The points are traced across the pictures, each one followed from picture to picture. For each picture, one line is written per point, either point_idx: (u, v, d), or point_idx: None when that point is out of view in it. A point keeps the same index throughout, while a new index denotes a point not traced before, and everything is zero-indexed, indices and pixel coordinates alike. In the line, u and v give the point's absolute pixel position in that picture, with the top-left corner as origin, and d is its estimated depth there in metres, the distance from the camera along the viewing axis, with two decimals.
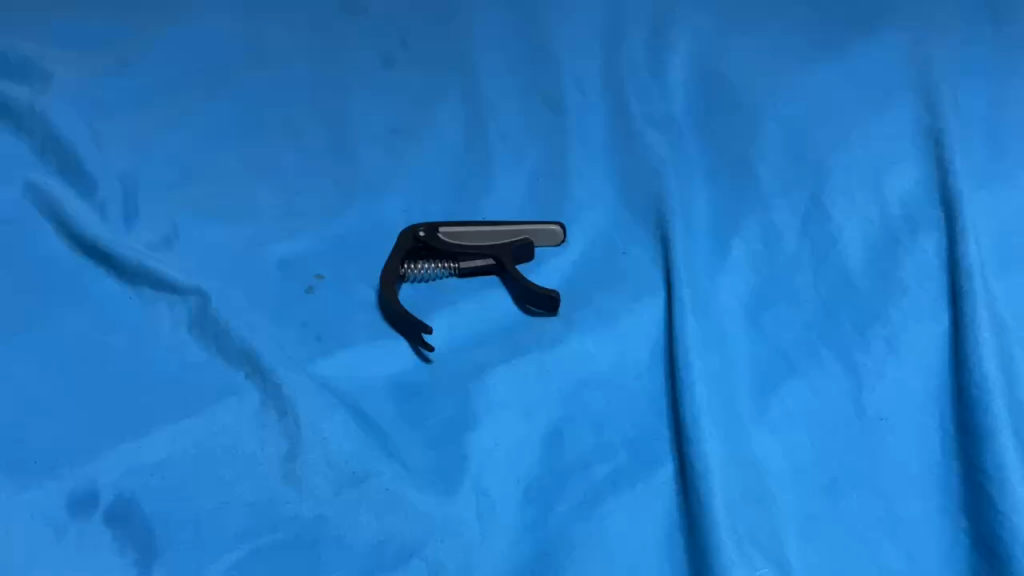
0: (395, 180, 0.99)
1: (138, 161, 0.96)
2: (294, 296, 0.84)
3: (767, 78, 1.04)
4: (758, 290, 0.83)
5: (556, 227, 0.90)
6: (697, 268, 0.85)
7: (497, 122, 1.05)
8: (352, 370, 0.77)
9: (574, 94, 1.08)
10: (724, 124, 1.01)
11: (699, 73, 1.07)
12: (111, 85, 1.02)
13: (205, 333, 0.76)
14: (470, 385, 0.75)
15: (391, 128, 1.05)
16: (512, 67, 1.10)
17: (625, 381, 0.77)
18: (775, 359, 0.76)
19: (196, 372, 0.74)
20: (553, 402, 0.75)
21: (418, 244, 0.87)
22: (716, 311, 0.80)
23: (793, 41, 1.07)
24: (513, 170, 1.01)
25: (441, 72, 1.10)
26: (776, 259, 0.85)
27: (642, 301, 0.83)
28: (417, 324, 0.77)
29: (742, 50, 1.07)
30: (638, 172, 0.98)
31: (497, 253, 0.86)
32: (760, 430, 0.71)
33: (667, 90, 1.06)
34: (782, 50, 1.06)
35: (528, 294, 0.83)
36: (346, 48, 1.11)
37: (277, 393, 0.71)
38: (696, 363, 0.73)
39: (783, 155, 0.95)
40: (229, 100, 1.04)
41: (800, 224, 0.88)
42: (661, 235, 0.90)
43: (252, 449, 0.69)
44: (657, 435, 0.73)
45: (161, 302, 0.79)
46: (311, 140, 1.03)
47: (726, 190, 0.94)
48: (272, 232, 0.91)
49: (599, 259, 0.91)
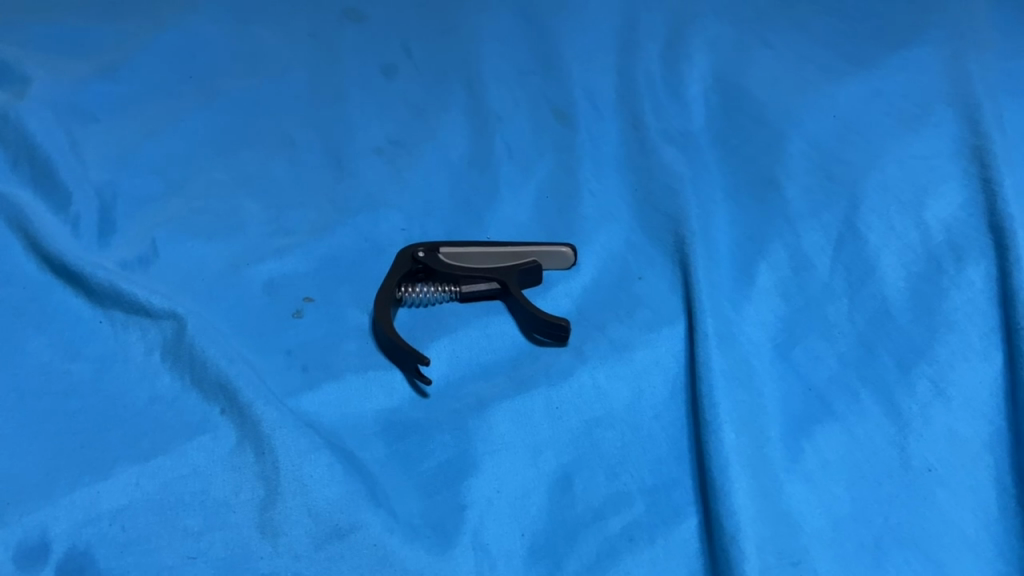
0: (394, 197, 0.93)
1: (118, 173, 0.90)
2: (279, 321, 0.77)
3: (792, 93, 0.97)
4: (787, 321, 0.76)
5: (567, 249, 0.83)
6: (721, 295, 0.78)
7: (504, 136, 0.99)
8: (340, 406, 0.69)
9: (586, 107, 1.01)
10: (747, 141, 0.94)
11: (719, 86, 1.00)
12: (95, 93, 0.96)
13: (180, 362, 0.69)
14: (469, 422, 0.68)
15: (391, 141, 0.98)
16: (520, 80, 1.05)
17: (642, 420, 0.69)
18: (809, 399, 0.69)
19: (167, 405, 0.67)
20: (563, 444, 0.68)
21: (416, 267, 0.80)
22: (742, 343, 0.73)
23: (817, 61, 1.01)
24: (520, 187, 0.95)
25: (444, 83, 1.04)
26: (806, 288, 0.78)
27: (660, 332, 0.76)
28: (413, 354, 0.70)
29: (764, 66, 1.01)
30: (654, 190, 0.91)
31: (501, 276, 0.80)
32: (794, 482, 0.64)
33: (685, 104, 0.99)
34: (806, 68, 1.00)
35: (536, 323, 0.76)
36: (345, 58, 1.05)
37: (255, 431, 0.64)
38: (723, 404, 0.65)
39: (812, 174, 0.89)
40: (219, 109, 0.98)
41: (833, 250, 0.81)
42: (680, 258, 0.83)
43: (224, 495, 0.61)
44: (678, 484, 0.65)
45: (133, 327, 0.72)
46: (305, 152, 0.96)
47: (750, 211, 0.87)
48: (259, 251, 0.84)
49: (613, 283, 0.84)
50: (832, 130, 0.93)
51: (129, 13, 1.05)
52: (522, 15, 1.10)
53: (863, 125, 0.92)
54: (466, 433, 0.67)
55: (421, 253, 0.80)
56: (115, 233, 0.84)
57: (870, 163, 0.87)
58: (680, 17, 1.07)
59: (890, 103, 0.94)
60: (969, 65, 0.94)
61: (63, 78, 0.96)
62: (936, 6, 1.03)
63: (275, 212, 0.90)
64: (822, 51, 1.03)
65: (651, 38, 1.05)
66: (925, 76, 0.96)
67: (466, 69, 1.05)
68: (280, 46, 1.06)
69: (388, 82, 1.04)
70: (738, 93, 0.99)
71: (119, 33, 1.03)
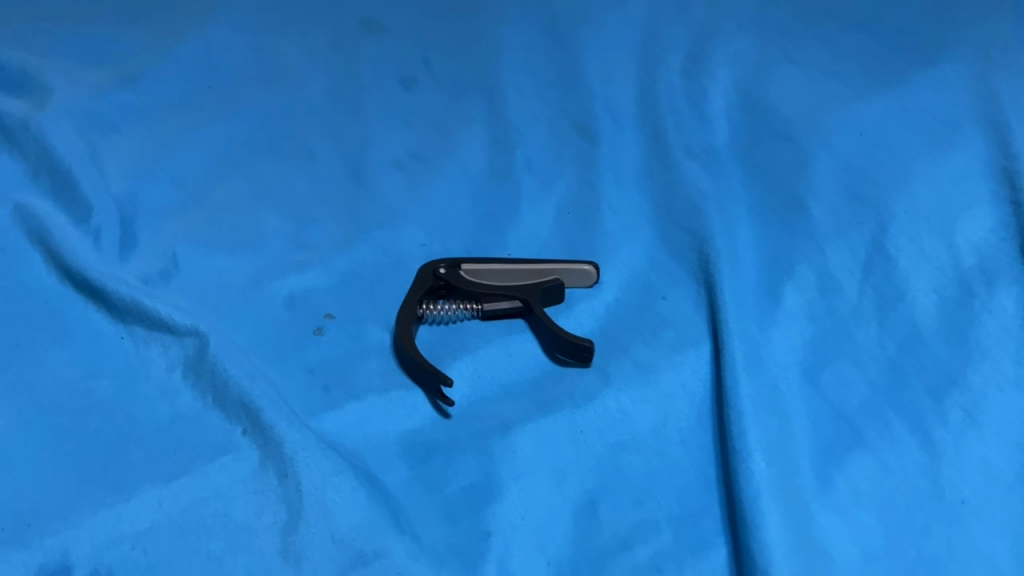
0: (414, 211, 0.92)
1: (139, 185, 0.89)
2: (300, 338, 0.76)
3: (817, 109, 0.96)
4: (815, 345, 0.75)
5: (590, 267, 0.82)
6: (748, 317, 0.77)
7: (525, 150, 0.98)
8: (362, 426, 0.69)
9: (607, 122, 1.00)
10: (771, 158, 0.93)
11: (743, 100, 0.99)
12: (115, 104, 0.96)
13: (201, 380, 0.68)
14: (492, 445, 0.67)
15: (412, 154, 0.98)
16: (540, 93, 1.04)
17: (669, 445, 0.68)
18: (838, 427, 0.69)
19: (189, 424, 0.66)
20: (588, 469, 0.67)
21: (438, 284, 0.79)
22: (770, 367, 0.72)
23: (841, 76, 1.00)
24: (542, 201, 0.94)
25: (464, 96, 1.03)
26: (835, 312, 0.77)
27: (686, 354, 0.76)
28: (436, 375, 0.69)
29: (787, 80, 1.00)
30: (677, 207, 0.90)
31: (524, 295, 0.78)
32: (826, 512, 0.63)
33: (708, 118, 0.98)
34: (830, 83, 0.99)
35: (559, 342, 0.75)
36: (365, 69, 1.05)
37: (277, 453, 0.63)
38: (753, 432, 0.65)
39: (838, 193, 0.87)
40: (239, 121, 0.98)
41: (862, 272, 0.80)
42: (705, 278, 0.82)
43: (247, 518, 0.61)
44: (706, 513, 0.64)
45: (154, 343, 0.71)
46: (325, 164, 0.95)
47: (775, 230, 0.86)
48: (280, 265, 0.84)
49: (636, 301, 0.83)
50: (859, 147, 0.91)
51: (149, 22, 1.05)
52: (542, 25, 1.09)
53: (890, 142, 0.91)
54: (489, 456, 0.67)
55: (443, 270, 0.79)
56: (135, 246, 0.84)
57: (898, 183, 0.86)
58: (702, 29, 1.06)
59: (917, 120, 0.93)
60: (998, 82, 0.93)
61: (84, 88, 0.96)
62: (963, 21, 1.02)
63: (296, 225, 0.89)
64: (847, 66, 1.01)
65: (673, 51, 1.04)
66: (952, 94, 0.95)
67: (486, 81, 1.04)
68: (300, 57, 1.05)
69: (408, 94, 1.03)
70: (762, 108, 0.97)
71: (140, 42, 1.02)
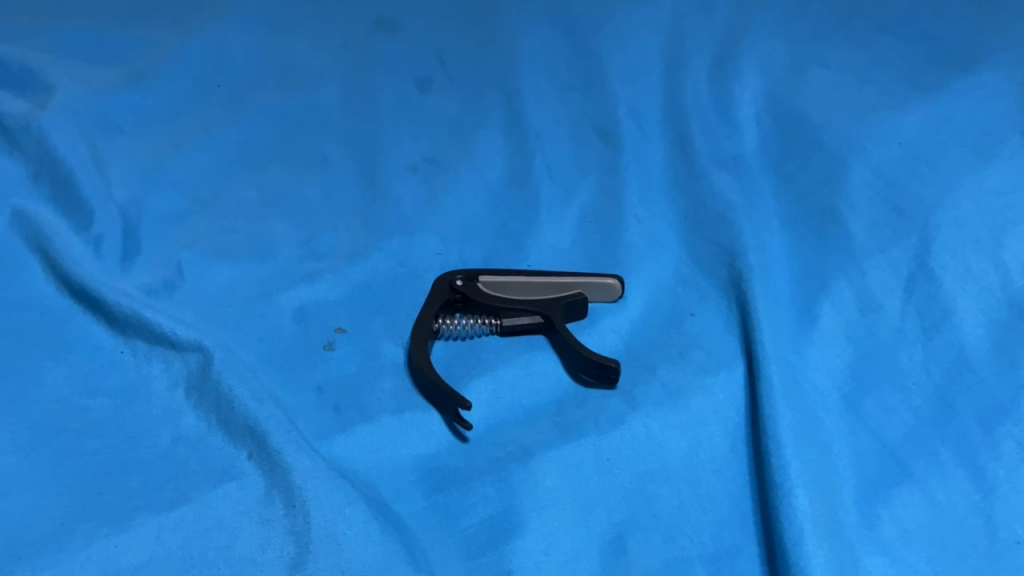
0: (430, 219, 0.88)
1: (143, 189, 0.86)
2: (309, 353, 0.72)
3: (851, 117, 0.92)
4: (855, 369, 0.71)
5: (615, 280, 0.77)
6: (783, 337, 0.73)
7: (545, 156, 0.94)
8: (375, 451, 0.65)
9: (631, 127, 0.96)
10: (804, 167, 0.89)
11: (774, 106, 0.94)
12: (120, 103, 0.92)
13: (205, 400, 0.65)
14: (513, 474, 0.64)
15: (427, 159, 0.94)
16: (561, 96, 0.99)
17: (701, 475, 0.65)
18: (882, 458, 0.65)
19: (191, 448, 0.62)
20: (615, 501, 0.63)
21: (455, 297, 0.75)
22: (809, 394, 0.68)
23: (877, 82, 0.96)
24: (563, 210, 0.89)
25: (482, 99, 0.99)
26: (875, 333, 0.73)
27: (717, 376, 0.71)
28: (453, 397, 0.65)
29: (820, 86, 0.95)
30: (705, 218, 0.86)
31: (545, 310, 0.74)
32: (871, 553, 0.59)
33: (737, 124, 0.94)
34: (865, 90, 0.95)
35: (583, 362, 0.71)
36: (379, 70, 1.01)
37: (284, 480, 0.59)
38: (794, 467, 0.62)
39: (876, 206, 0.83)
40: (247, 123, 0.94)
41: (904, 291, 0.76)
42: (736, 295, 0.78)
43: (251, 551, 0.57)
44: (743, 551, 0.61)
45: (156, 359, 0.68)
46: (336, 169, 0.92)
47: (810, 244, 0.82)
48: (289, 276, 0.80)
49: (663, 318, 0.78)
50: (897, 158, 0.87)
51: (157, 19, 1.01)
52: (563, 25, 1.05)
53: (930, 153, 0.87)
54: (511, 486, 0.63)
55: (460, 282, 0.75)
56: (139, 254, 0.80)
57: (941, 197, 0.82)
58: (730, 31, 1.01)
59: (958, 130, 0.89)
60: None
61: (89, 87, 0.92)
62: (1003, 26, 0.98)
63: (306, 233, 0.85)
64: (883, 71, 0.97)
65: (700, 53, 1.00)
66: (996, 103, 0.90)
67: (504, 83, 1.00)
68: (312, 56, 1.01)
69: (424, 96, 0.99)
70: (795, 115, 0.93)
71: (147, 40, 0.99)
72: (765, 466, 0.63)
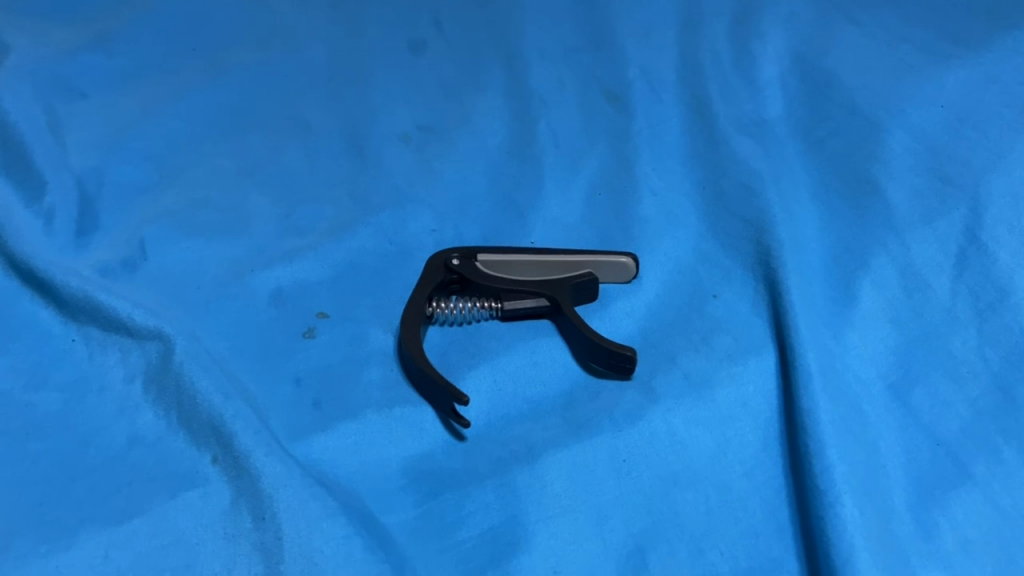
0: (423, 191, 0.80)
1: (106, 159, 0.77)
2: (286, 340, 0.64)
3: (888, 76, 0.83)
4: (901, 357, 0.63)
5: (628, 258, 0.69)
6: (819, 320, 0.65)
7: (549, 122, 0.85)
8: (360, 452, 0.57)
9: (643, 90, 0.87)
10: (837, 131, 0.80)
11: (802, 64, 0.85)
12: (82, 65, 0.84)
13: (164, 395, 0.57)
14: (518, 478, 0.56)
15: (420, 126, 0.85)
16: (566, 57, 0.91)
17: (730, 478, 0.57)
18: (937, 458, 0.57)
19: (147, 450, 0.55)
20: (634, 508, 0.55)
21: (451, 278, 0.67)
22: (851, 385, 0.61)
23: (916, 37, 0.86)
24: (569, 180, 0.81)
25: (480, 61, 0.90)
26: (923, 316, 0.65)
27: (746, 364, 0.63)
28: (448, 391, 0.57)
29: (852, 43, 0.86)
30: (727, 188, 0.78)
31: (552, 292, 0.66)
32: (929, 568, 0.52)
33: (760, 87, 0.85)
34: (903, 46, 0.86)
35: (594, 350, 0.62)
36: (367, 29, 0.92)
37: (253, 488, 0.52)
38: (841, 470, 0.54)
39: (919, 174, 0.75)
40: (222, 87, 0.85)
41: (954, 268, 0.68)
42: (765, 273, 0.70)
43: (214, 571, 0.50)
44: (781, 567, 0.53)
45: (111, 348, 0.60)
46: (320, 137, 0.83)
47: (845, 217, 0.74)
48: (266, 254, 0.72)
49: (682, 300, 0.70)
50: (940, 120, 0.78)
51: None
52: None
53: (978, 115, 0.78)
54: (514, 492, 0.55)
55: (456, 261, 0.67)
56: (99, 232, 0.72)
57: (993, 164, 0.74)
58: None
59: (1009, 89, 0.80)
60: None
61: (48, 47, 0.84)
62: None
63: (286, 207, 0.77)
64: (921, 25, 0.88)
65: (719, 8, 0.91)
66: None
67: (505, 44, 0.91)
68: (294, 14, 0.92)
69: (417, 59, 0.90)
70: (825, 74, 0.84)
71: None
72: (806, 469, 0.55)
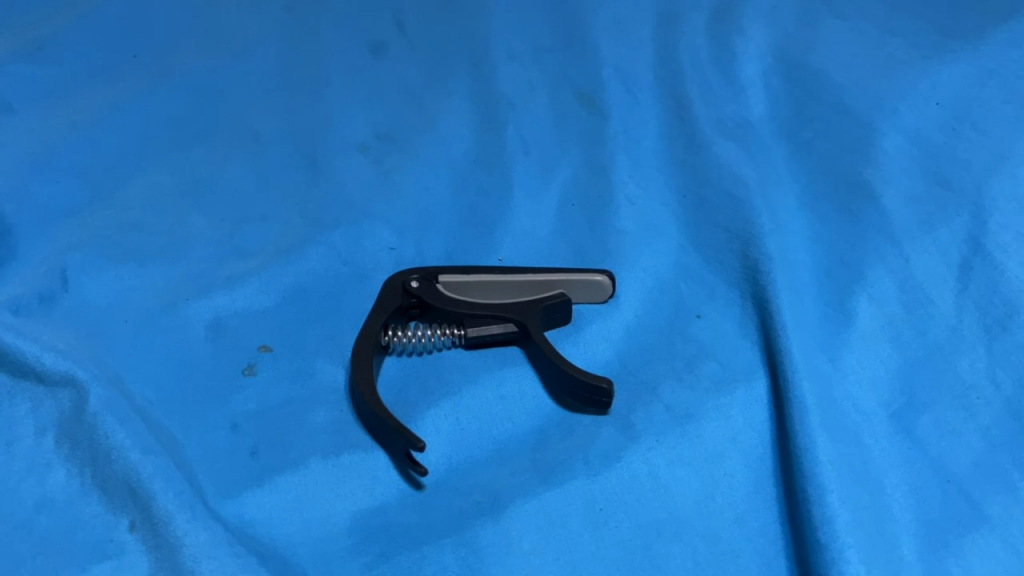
0: (382, 206, 0.73)
1: (30, 180, 0.71)
2: (224, 379, 0.57)
3: (880, 71, 0.77)
4: (904, 381, 0.57)
5: (605, 277, 0.63)
6: (813, 343, 0.59)
7: (518, 128, 0.79)
8: (301, 509, 0.51)
9: (619, 91, 0.81)
10: (827, 133, 0.74)
11: (788, 58, 0.79)
12: (8, 77, 0.77)
13: (78, 451, 0.51)
14: (481, 535, 0.51)
15: (378, 135, 0.78)
16: (535, 55, 0.84)
17: (719, 527, 0.52)
18: (947, 497, 0.52)
19: (57, 515, 0.49)
20: (612, 564, 0.50)
21: (409, 302, 0.60)
22: (850, 415, 0.55)
23: (909, 27, 0.80)
24: (540, 191, 0.75)
25: (443, 62, 0.83)
26: (927, 334, 0.60)
27: (734, 394, 0.58)
28: (403, 437, 0.51)
29: (841, 36, 0.80)
30: (710, 197, 0.72)
31: (521, 316, 0.60)
32: None
33: (744, 83, 0.79)
34: (896, 37, 0.80)
35: (568, 382, 0.56)
36: (319, 28, 0.85)
37: (174, 558, 0.48)
38: (844, 518, 0.48)
39: (915, 177, 0.69)
40: (162, 96, 0.78)
41: (957, 280, 0.62)
42: (753, 290, 0.64)
43: None
44: None
45: (22, 398, 0.53)
46: (269, 149, 0.76)
47: (839, 224, 0.68)
48: (205, 281, 0.65)
49: (663, 320, 0.64)
50: (938, 118, 0.73)
51: None
52: None
53: (978, 113, 0.73)
54: (476, 551, 0.50)
55: (415, 283, 0.60)
56: (18, 261, 0.66)
57: (995, 167, 0.68)
58: None
59: (1009, 83, 0.74)
60: None
61: None
62: None
63: (228, 227, 0.70)
64: (917, 11, 0.81)
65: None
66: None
67: (469, 44, 0.84)
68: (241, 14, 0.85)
69: (374, 60, 0.83)
70: (813, 70, 0.78)
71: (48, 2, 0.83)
72: (804, 516, 0.50)
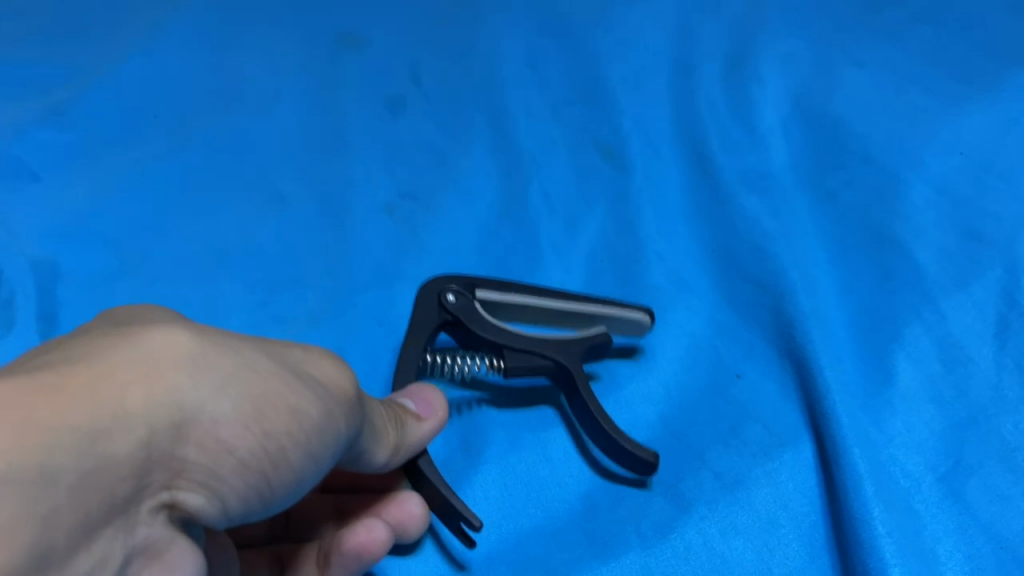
0: (412, 269, 0.73)
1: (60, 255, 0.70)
2: None
3: (900, 126, 0.77)
4: (949, 441, 0.58)
5: (647, 319, 0.59)
6: (858, 406, 0.59)
7: (541, 183, 0.79)
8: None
9: (639, 145, 0.80)
10: (852, 185, 0.74)
11: (813, 102, 0.79)
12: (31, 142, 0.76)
13: None
14: None
15: (403, 192, 0.78)
16: (558, 99, 0.83)
17: None
18: (1004, 566, 0.53)
19: None
20: None
21: (441, 321, 0.55)
22: (899, 481, 0.56)
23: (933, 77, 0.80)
24: (568, 248, 0.75)
25: (461, 117, 0.82)
26: (968, 391, 0.60)
27: (780, 460, 0.58)
28: (454, 512, 0.49)
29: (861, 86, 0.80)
30: (739, 250, 0.72)
31: (563, 357, 0.56)
32: None
33: (771, 128, 0.79)
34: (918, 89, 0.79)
35: (610, 446, 0.55)
36: (341, 72, 0.84)
37: None
38: None
39: (944, 231, 0.70)
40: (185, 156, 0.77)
41: (994, 338, 0.63)
42: (790, 350, 0.64)
43: None
44: None
45: None
46: (295, 211, 0.76)
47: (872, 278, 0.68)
48: None
49: (703, 380, 0.64)
50: (964, 167, 0.73)
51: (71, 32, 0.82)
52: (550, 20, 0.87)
53: (1002, 162, 0.73)
54: None
55: (451, 298, 0.56)
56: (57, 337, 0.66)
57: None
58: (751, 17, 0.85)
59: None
60: None
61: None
62: None
63: (262, 293, 0.71)
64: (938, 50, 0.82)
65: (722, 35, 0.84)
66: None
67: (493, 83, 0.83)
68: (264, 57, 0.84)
69: (398, 108, 0.82)
70: (833, 119, 0.78)
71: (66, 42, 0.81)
72: None
